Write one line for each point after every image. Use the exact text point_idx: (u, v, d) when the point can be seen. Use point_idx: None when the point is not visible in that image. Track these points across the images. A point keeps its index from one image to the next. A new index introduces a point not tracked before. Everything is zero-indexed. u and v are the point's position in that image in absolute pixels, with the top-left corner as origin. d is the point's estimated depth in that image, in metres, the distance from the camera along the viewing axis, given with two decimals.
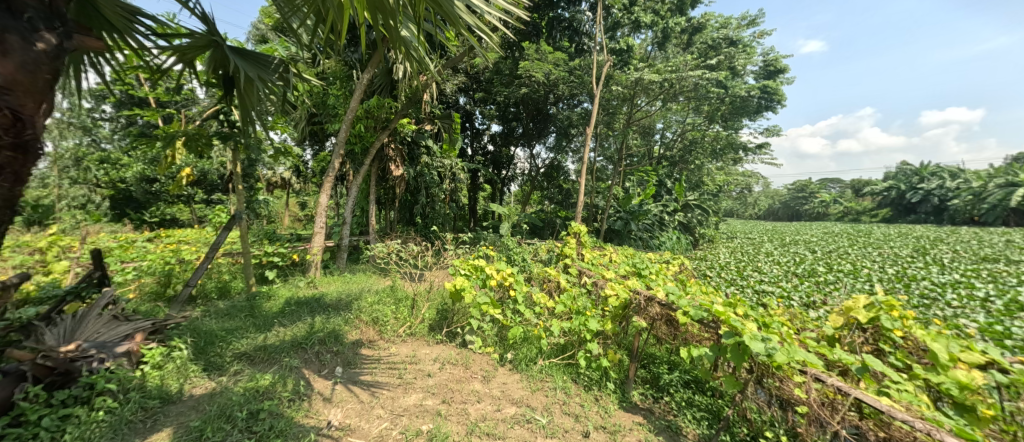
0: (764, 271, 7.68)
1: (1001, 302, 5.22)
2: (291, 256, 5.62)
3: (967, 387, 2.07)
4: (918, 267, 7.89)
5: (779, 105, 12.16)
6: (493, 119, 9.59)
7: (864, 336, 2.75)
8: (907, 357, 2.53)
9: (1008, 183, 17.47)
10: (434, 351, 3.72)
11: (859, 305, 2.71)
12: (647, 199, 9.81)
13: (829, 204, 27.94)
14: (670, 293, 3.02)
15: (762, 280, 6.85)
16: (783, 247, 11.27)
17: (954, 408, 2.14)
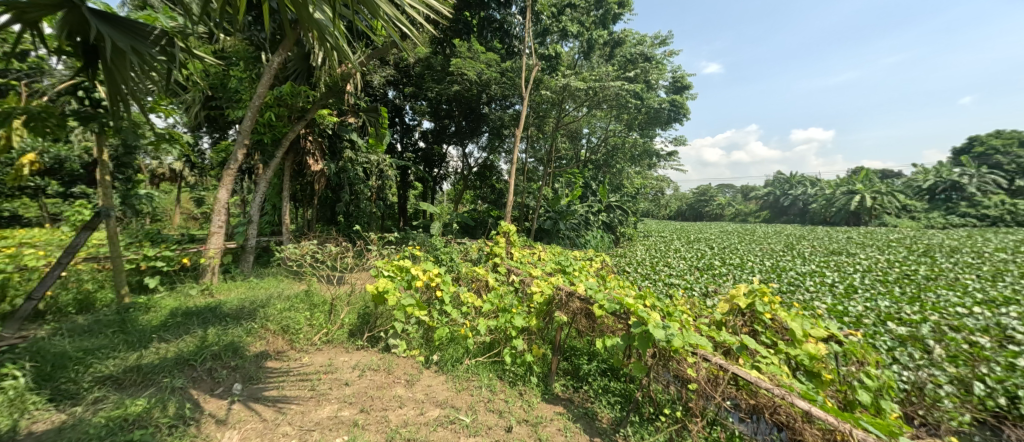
0: (672, 266, 8.38)
1: (843, 286, 6.34)
2: (180, 260, 5.01)
3: (815, 357, 2.61)
4: (787, 259, 9.25)
5: (686, 117, 13.33)
6: (424, 115, 9.39)
7: (743, 320, 3.25)
8: (773, 335, 3.07)
9: (851, 191, 21.13)
10: (352, 357, 3.54)
11: (740, 292, 3.16)
12: (574, 200, 10.21)
13: (725, 206, 31.27)
14: (589, 287, 3.16)
15: (672, 274, 7.48)
16: (689, 244, 12.39)
17: (806, 375, 2.73)
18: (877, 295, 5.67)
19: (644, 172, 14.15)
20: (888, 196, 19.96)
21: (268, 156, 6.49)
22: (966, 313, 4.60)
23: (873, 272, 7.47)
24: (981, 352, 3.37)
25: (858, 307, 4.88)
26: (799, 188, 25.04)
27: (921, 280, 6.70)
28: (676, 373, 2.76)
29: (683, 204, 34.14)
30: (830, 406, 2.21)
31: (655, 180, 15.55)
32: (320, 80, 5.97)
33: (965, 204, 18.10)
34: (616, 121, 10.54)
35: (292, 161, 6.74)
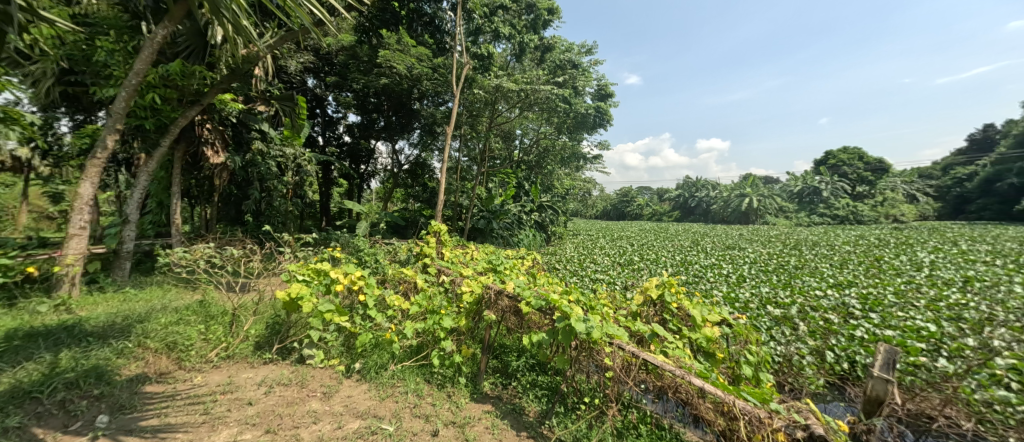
0: (598, 262, 8.82)
1: (736, 276, 7.22)
2: (22, 270, 4.21)
3: (710, 339, 3.04)
4: (693, 253, 10.26)
5: (609, 123, 14.07)
6: (350, 107, 8.93)
7: (654, 310, 3.61)
8: (678, 322, 3.46)
9: (742, 194, 23.82)
10: (258, 373, 3.23)
11: (652, 285, 3.51)
12: (507, 199, 10.32)
13: (643, 206, 33.47)
14: (515, 285, 3.20)
15: (597, 269, 7.87)
16: (612, 241, 13.14)
17: (704, 355, 3.18)
18: (761, 283, 6.58)
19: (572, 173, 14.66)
20: (768, 198, 23.15)
21: (153, 144, 5.68)
22: (823, 295, 5.50)
23: (757, 263, 8.59)
24: (830, 326, 4.27)
25: (746, 293, 5.74)
26: (705, 191, 27.53)
27: (791, 268, 7.87)
28: (597, 363, 2.91)
29: (608, 204, 35.87)
30: (721, 382, 2.54)
31: (582, 181, 16.18)
32: (221, 61, 5.36)
33: (826, 206, 21.47)
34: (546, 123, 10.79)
35: (184, 150, 5.98)
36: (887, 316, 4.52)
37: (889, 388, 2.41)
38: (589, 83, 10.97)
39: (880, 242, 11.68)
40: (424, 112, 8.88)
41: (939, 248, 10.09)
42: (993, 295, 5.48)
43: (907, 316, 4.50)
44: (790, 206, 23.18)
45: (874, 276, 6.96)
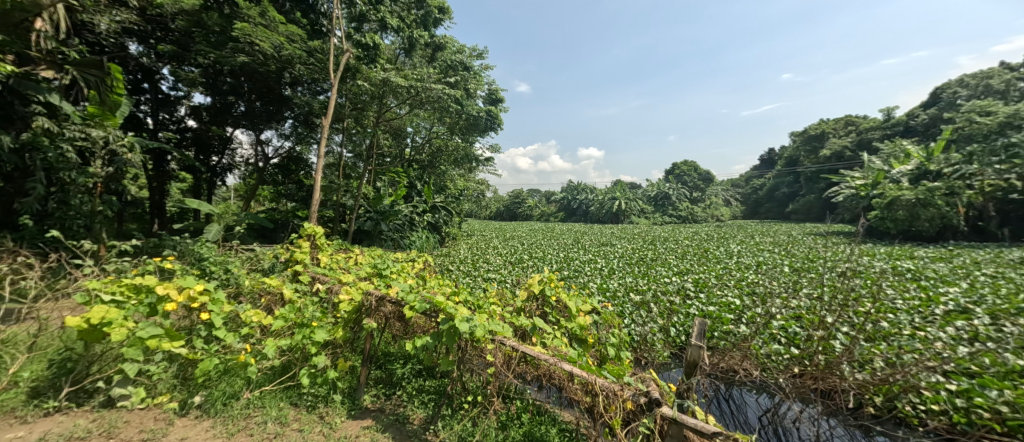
0: (490, 262, 8.90)
1: (609, 269, 8.05)
2: None
3: (582, 326, 3.41)
4: (574, 250, 11.11)
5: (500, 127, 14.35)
6: (196, 85, 7.61)
7: (537, 304, 3.83)
8: (556, 313, 3.72)
9: (614, 198, 26.37)
10: (34, 430, 2.51)
11: (534, 280, 3.74)
12: (398, 199, 9.88)
13: (531, 206, 34.89)
14: (399, 289, 3.01)
15: (489, 269, 7.96)
16: (506, 241, 13.42)
17: (577, 341, 3.50)
18: (626, 273, 7.68)
19: (465, 175, 14.55)
20: (633, 201, 26.14)
21: None
22: (668, 280, 7.06)
23: (626, 257, 9.65)
24: (675, 307, 5.49)
25: (615, 283, 6.81)
26: (585, 194, 29.82)
27: (648, 260, 9.11)
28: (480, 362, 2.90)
29: (501, 206, 36.31)
30: (586, 364, 2.75)
31: (474, 182, 16.16)
32: None
33: (672, 207, 26.08)
34: (439, 122, 10.20)
35: None
36: (709, 293, 6.16)
37: (701, 354, 2.76)
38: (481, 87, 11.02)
39: (709, 236, 14.27)
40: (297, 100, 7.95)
41: (750, 240, 12.65)
42: (773, 272, 7.35)
43: (721, 293, 6.14)
44: (650, 208, 26.49)
45: (703, 263, 8.60)
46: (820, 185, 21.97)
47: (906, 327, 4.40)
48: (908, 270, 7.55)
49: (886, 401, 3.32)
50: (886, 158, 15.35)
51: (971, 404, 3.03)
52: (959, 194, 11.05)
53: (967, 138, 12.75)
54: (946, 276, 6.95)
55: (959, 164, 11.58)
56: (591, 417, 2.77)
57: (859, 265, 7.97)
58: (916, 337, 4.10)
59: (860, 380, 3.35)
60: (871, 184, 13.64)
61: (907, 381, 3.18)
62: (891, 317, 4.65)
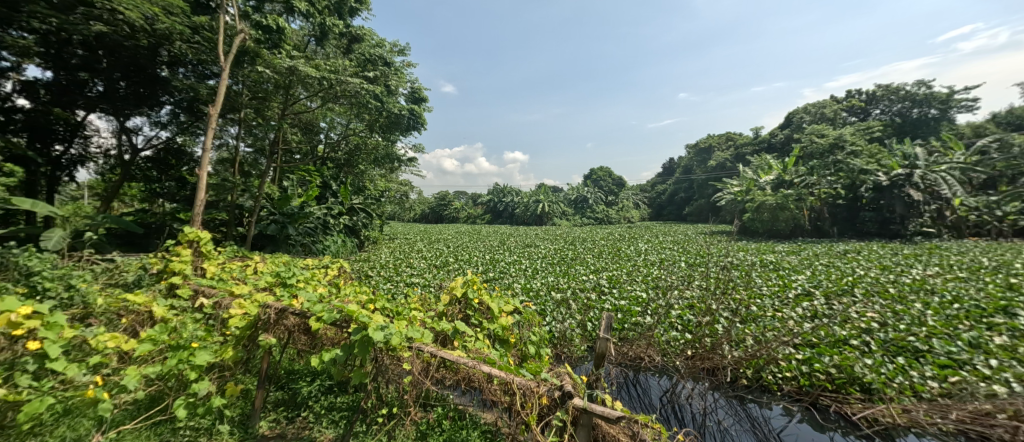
0: (414, 265, 8.59)
1: (532, 269, 8.20)
2: None
3: (504, 327, 3.38)
4: (500, 252, 11.14)
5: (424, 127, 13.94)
6: (39, 60, 6.18)
7: (459, 307, 3.73)
8: (479, 316, 3.67)
9: (537, 200, 26.98)
10: None
11: (457, 283, 3.64)
12: (309, 201, 9.00)
13: (457, 209, 34.25)
14: (305, 299, 2.71)
15: (413, 273, 7.64)
16: (430, 244, 13.05)
17: (499, 342, 3.46)
18: (548, 273, 7.85)
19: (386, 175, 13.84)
20: (555, 204, 26.96)
21: None
22: (586, 278, 7.37)
23: (548, 258, 9.90)
24: (591, 303, 5.82)
25: (538, 282, 6.96)
26: (511, 197, 30.10)
27: (568, 260, 9.42)
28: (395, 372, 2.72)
29: (426, 208, 34.89)
30: (504, 364, 2.71)
31: (395, 183, 15.44)
32: None
33: (591, 210, 27.46)
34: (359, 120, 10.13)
35: None
36: (621, 288, 6.63)
37: (608, 345, 3.19)
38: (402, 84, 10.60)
39: (621, 237, 15.21)
40: (177, 83, 7.04)
41: (658, 239, 13.72)
42: (673, 268, 8.07)
43: (631, 288, 6.62)
44: (571, 211, 27.57)
45: (617, 261, 9.11)
46: (708, 191, 24.89)
47: (769, 309, 5.79)
48: (771, 263, 9.00)
49: (755, 373, 4.20)
50: (756, 168, 17.71)
51: (813, 369, 4.06)
52: (805, 199, 13.21)
53: (807, 156, 16.28)
54: (795, 265, 8.59)
55: (804, 174, 13.90)
56: (510, 414, 2.74)
57: (736, 260, 9.17)
58: (775, 317, 5.45)
59: (736, 357, 4.25)
60: (744, 190, 15.54)
61: (769, 355, 4.06)
62: (759, 302, 6.09)
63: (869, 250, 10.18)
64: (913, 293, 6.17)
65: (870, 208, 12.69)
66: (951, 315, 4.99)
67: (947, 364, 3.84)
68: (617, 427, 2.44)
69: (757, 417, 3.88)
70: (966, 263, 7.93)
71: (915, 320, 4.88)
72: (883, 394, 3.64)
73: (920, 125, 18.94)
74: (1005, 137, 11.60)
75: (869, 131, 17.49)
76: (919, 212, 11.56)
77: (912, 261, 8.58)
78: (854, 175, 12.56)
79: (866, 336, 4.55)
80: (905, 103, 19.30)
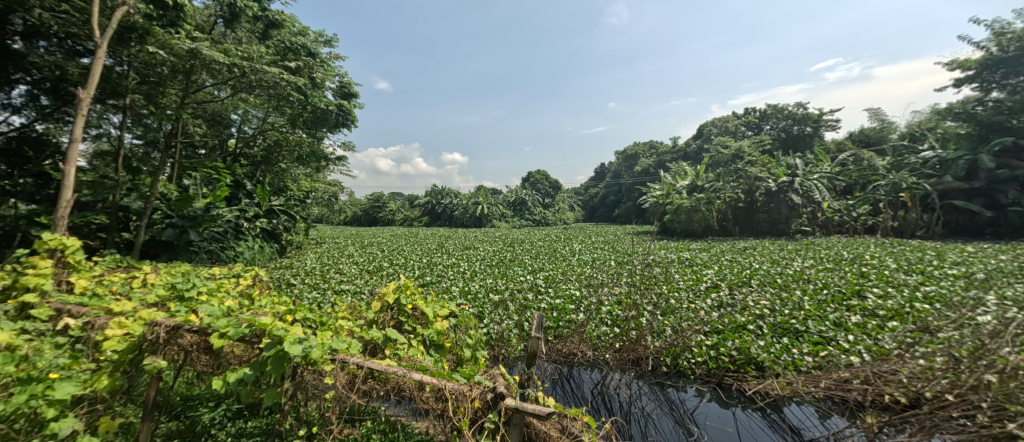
0: (344, 271, 8.10)
1: (470, 272, 8.08)
2: None
3: (440, 332, 3.25)
4: (438, 255, 10.84)
5: (353, 124, 13.23)
6: None
7: (391, 314, 3.52)
8: (413, 322, 3.51)
9: (476, 201, 26.77)
10: None
11: (388, 290, 3.43)
12: (216, 203, 8.06)
13: (394, 211, 32.19)
14: (207, 314, 2.41)
15: (342, 280, 7.17)
16: (362, 248, 12.40)
17: (434, 348, 3.31)
18: (486, 275, 7.77)
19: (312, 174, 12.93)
20: (494, 205, 26.92)
21: None
22: (523, 279, 7.40)
23: (486, 259, 9.83)
24: (529, 304, 5.84)
25: (476, 285, 6.83)
26: (449, 198, 29.55)
27: (506, 262, 9.42)
28: (315, 389, 2.48)
29: (359, 209, 33.04)
30: (436, 371, 2.61)
31: (323, 183, 14.46)
32: None
33: (528, 212, 27.92)
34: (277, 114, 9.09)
35: None
36: (556, 287, 6.75)
37: (540, 345, 3.17)
38: (327, 77, 9.93)
39: (556, 238, 15.55)
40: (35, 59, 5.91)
41: (591, 239, 14.32)
42: (604, 266, 8.38)
43: (566, 287, 6.78)
44: (510, 213, 27.73)
45: (553, 262, 9.28)
46: (635, 194, 26.35)
47: (684, 301, 6.25)
48: (687, 260, 9.70)
49: (673, 362, 4.63)
50: (674, 173, 19.03)
51: (719, 353, 4.64)
52: (713, 202, 14.29)
53: (717, 164, 17.87)
54: (706, 261, 9.38)
55: (713, 180, 15.25)
56: (441, 420, 2.60)
57: (659, 258, 9.77)
58: (689, 308, 5.91)
59: (657, 346, 4.69)
60: (664, 194, 16.64)
61: (684, 343, 4.61)
62: (677, 294, 6.58)
63: (762, 246, 11.45)
64: (794, 282, 7.27)
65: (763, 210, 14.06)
66: (821, 299, 6.18)
67: (817, 340, 4.78)
68: (549, 422, 2.41)
69: (674, 400, 4.30)
70: (830, 256, 9.24)
71: (794, 306, 5.91)
72: (772, 370, 4.29)
73: (797, 140, 22.03)
74: (858, 152, 15.00)
75: (761, 144, 19.86)
76: (799, 213, 13.32)
77: (793, 254, 9.82)
78: (750, 181, 13.95)
79: (759, 322, 5.38)
80: (787, 121, 22.32)
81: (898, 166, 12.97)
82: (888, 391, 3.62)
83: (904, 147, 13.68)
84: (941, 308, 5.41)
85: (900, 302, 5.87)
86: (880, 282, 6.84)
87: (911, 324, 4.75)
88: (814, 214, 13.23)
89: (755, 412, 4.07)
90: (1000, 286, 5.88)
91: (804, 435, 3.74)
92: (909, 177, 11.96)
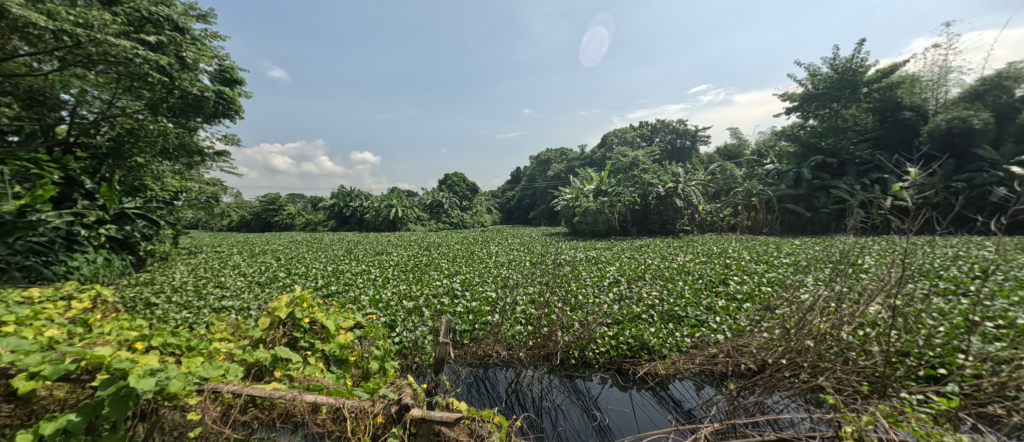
0: (227, 285, 7.36)
1: (382, 278, 7.96)
2: None
3: (343, 345, 3.30)
4: (345, 262, 10.37)
5: (239, 114, 11.60)
6: None
7: (283, 331, 3.47)
8: (311, 337, 3.51)
9: (389, 204, 25.83)
10: None
11: (281, 304, 3.44)
12: (34, 204, 6.24)
13: (293, 216, 29.16)
14: (11, 348, 2.26)
15: (223, 296, 6.52)
16: (252, 258, 11.33)
17: (337, 363, 3.30)
18: (400, 281, 7.72)
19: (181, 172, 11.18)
20: (409, 208, 26.16)
21: None
22: (439, 283, 7.49)
23: (400, 265, 9.71)
24: (446, 309, 6.01)
25: (389, 293, 6.76)
26: (358, 201, 27.97)
27: (422, 266, 9.41)
28: (174, 426, 2.45)
29: (250, 213, 29.12)
30: (334, 390, 2.65)
31: (197, 183, 12.30)
32: None
33: (445, 214, 27.75)
34: (128, 96, 8.47)
35: None
36: (473, 290, 6.99)
37: (447, 350, 3.24)
38: (200, 58, 9.17)
39: (474, 241, 15.68)
40: None
41: (507, 241, 14.69)
42: (520, 267, 8.81)
43: (482, 289, 7.06)
44: (426, 215, 27.32)
45: (470, 264, 9.48)
46: (548, 197, 27.58)
47: (591, 296, 6.86)
48: (593, 258, 10.54)
49: (582, 354, 5.12)
50: (582, 178, 20.12)
51: (618, 341, 5.28)
52: (615, 205, 15.62)
53: (617, 170, 19.57)
54: (609, 259, 10.32)
55: (614, 185, 16.66)
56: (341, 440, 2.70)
57: (568, 257, 10.49)
58: (596, 302, 6.50)
59: (567, 341, 5.10)
60: (572, 197, 17.71)
61: (590, 335, 5.10)
62: (586, 290, 7.22)
63: (654, 244, 12.71)
64: (676, 274, 8.38)
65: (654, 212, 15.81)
66: (698, 287, 7.24)
67: (694, 323, 5.64)
68: (457, 429, 2.65)
69: (581, 388, 4.87)
70: (706, 250, 10.73)
71: (676, 294, 6.88)
72: (661, 352, 5.00)
73: (680, 152, 25.66)
74: (723, 164, 17.42)
75: (652, 154, 22.19)
76: (681, 214, 15.18)
77: (677, 250, 11.19)
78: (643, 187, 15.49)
79: (650, 311, 6.15)
80: (672, 135, 25.76)
81: (751, 175, 15.70)
82: (743, 360, 4.40)
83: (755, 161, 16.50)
84: (778, 289, 6.77)
85: (752, 286, 7.20)
86: (739, 270, 8.20)
87: (759, 303, 5.85)
88: (694, 216, 15.15)
89: (647, 391, 4.77)
90: (814, 268, 7.52)
91: (683, 406, 4.52)
92: (757, 185, 14.49)
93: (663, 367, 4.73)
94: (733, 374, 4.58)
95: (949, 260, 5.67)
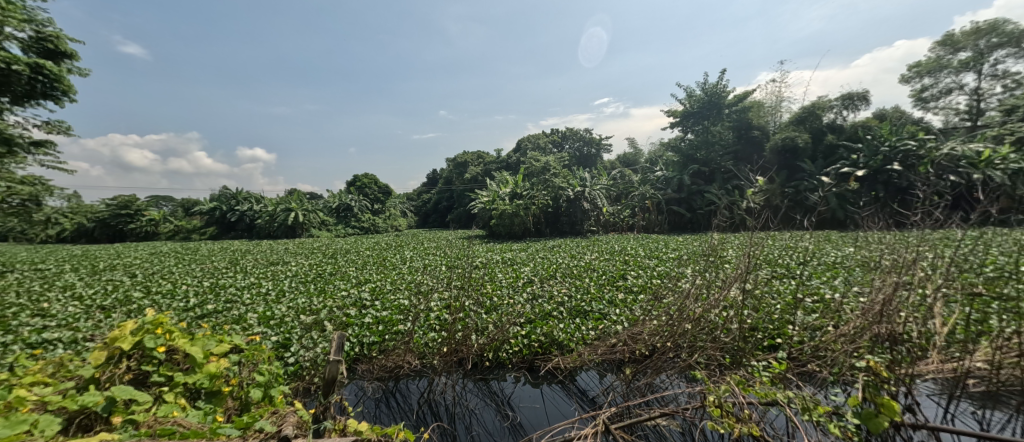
0: (52, 314, 6.27)
1: (274, 292, 7.51)
2: None
3: (214, 375, 3.16)
4: (228, 275, 9.45)
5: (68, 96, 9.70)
6: None
7: (129, 363, 3.14)
8: (168, 369, 3.20)
9: (286, 207, 23.67)
10: None
11: (127, 331, 3.09)
12: None
13: (160, 221, 24.96)
14: None
15: (43, 329, 5.54)
16: (95, 275, 9.81)
17: (206, 397, 3.13)
18: (298, 294, 7.35)
19: None
20: (311, 212, 24.54)
21: None
22: (345, 294, 7.28)
23: (296, 276, 9.18)
24: (349, 320, 5.93)
25: (283, 308, 6.41)
26: (247, 205, 24.70)
27: (326, 276, 9.01)
28: None
29: (93, 220, 24.10)
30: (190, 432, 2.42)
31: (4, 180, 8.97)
32: None
33: (355, 218, 26.40)
34: None
35: None
36: (383, 299, 6.92)
37: (339, 367, 3.46)
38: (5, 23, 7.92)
39: (388, 246, 15.27)
40: None
41: (422, 246, 14.56)
42: (435, 272, 8.88)
43: (394, 297, 7.02)
44: (332, 220, 25.87)
45: (380, 271, 9.31)
46: (465, 200, 27.75)
47: (505, 297, 7.23)
48: (510, 259, 11.02)
49: (494, 356, 5.41)
50: (496, 182, 20.44)
51: (529, 339, 5.68)
52: (529, 208, 16.17)
53: (528, 176, 20.32)
54: (524, 260, 10.82)
55: (525, 191, 17.28)
56: None
57: (481, 260, 10.79)
58: (509, 303, 6.85)
59: (479, 345, 5.35)
60: (484, 203, 17.96)
61: (502, 337, 5.41)
62: (500, 292, 7.56)
63: (565, 246, 13.42)
64: (582, 272, 9.08)
65: (564, 215, 16.83)
66: (602, 283, 7.97)
67: (597, 317, 6.26)
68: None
69: (496, 390, 5.21)
70: (609, 249, 11.76)
71: (582, 291, 7.52)
72: (569, 347, 5.48)
73: (587, 158, 27.75)
74: (622, 172, 19.02)
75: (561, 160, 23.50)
76: (588, 216, 16.36)
77: (584, 249, 12.14)
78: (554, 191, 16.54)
79: (559, 308, 6.67)
80: (580, 142, 27.74)
81: (644, 182, 17.46)
82: (637, 346, 4.97)
83: (648, 171, 18.38)
84: (666, 281, 7.76)
85: (645, 279, 8.14)
86: (636, 266, 9.18)
87: (650, 296, 6.69)
88: (599, 217, 16.44)
89: (556, 384, 5.24)
90: (693, 261, 8.75)
91: (588, 394, 5.04)
92: (650, 191, 16.27)
93: (570, 361, 5.24)
94: (630, 360, 5.17)
95: (783, 249, 7.10)
